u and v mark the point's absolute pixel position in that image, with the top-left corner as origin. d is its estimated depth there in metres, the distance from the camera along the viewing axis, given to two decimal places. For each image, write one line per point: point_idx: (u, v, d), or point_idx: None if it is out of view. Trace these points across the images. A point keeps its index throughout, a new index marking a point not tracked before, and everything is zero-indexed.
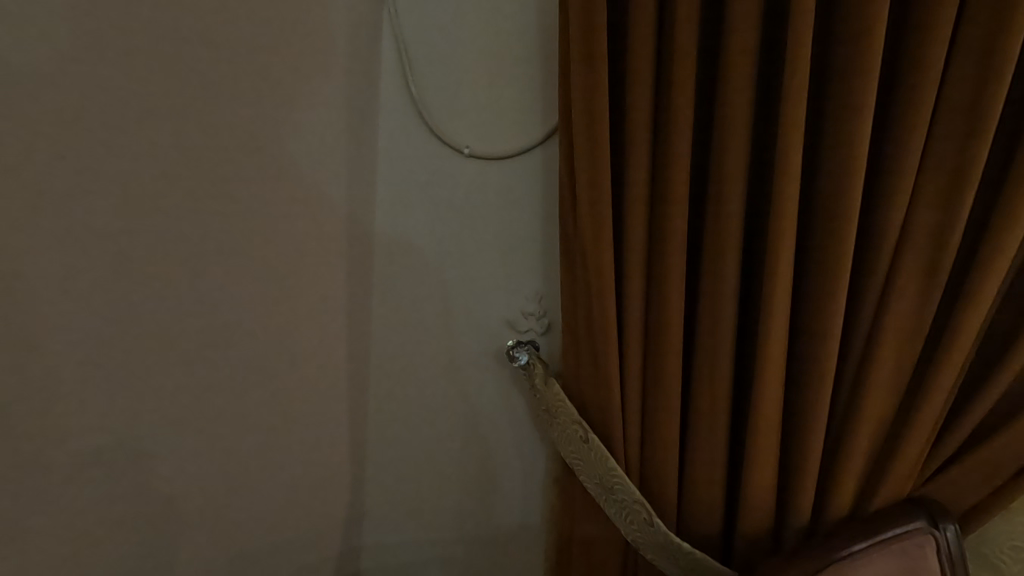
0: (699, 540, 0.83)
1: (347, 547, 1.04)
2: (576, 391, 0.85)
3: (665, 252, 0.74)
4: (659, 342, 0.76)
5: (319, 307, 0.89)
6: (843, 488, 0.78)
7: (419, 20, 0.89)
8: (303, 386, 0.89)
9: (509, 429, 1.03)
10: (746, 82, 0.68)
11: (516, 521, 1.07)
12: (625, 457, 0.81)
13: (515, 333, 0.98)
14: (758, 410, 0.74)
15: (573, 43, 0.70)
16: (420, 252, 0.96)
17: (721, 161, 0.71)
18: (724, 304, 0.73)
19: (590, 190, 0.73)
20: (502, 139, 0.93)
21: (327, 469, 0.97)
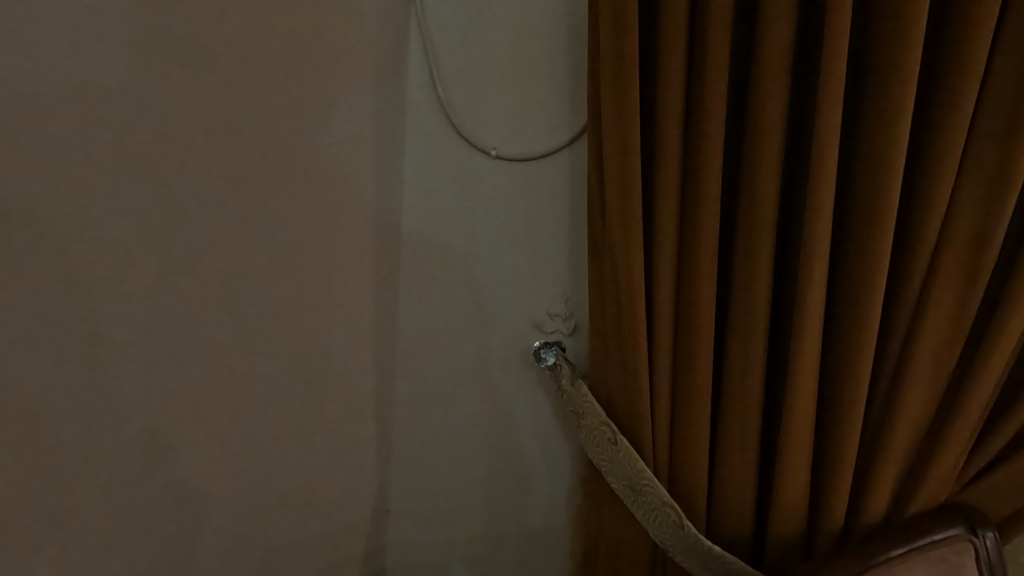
0: (730, 544, 0.82)
1: (373, 544, 1.05)
2: (604, 392, 0.85)
3: (696, 253, 0.73)
4: (690, 344, 0.76)
5: (348, 307, 0.90)
6: (877, 494, 0.77)
7: (447, 24, 0.91)
8: (334, 385, 0.90)
9: (535, 429, 1.03)
10: (781, 81, 0.67)
11: (542, 522, 1.07)
12: (654, 458, 0.81)
13: (541, 333, 0.98)
14: (791, 413, 0.73)
15: (605, 44, 0.70)
16: (448, 252, 0.97)
17: (755, 161, 0.70)
18: (757, 307, 0.73)
19: (621, 192, 0.73)
20: (530, 141, 0.93)
21: (355, 466, 0.98)
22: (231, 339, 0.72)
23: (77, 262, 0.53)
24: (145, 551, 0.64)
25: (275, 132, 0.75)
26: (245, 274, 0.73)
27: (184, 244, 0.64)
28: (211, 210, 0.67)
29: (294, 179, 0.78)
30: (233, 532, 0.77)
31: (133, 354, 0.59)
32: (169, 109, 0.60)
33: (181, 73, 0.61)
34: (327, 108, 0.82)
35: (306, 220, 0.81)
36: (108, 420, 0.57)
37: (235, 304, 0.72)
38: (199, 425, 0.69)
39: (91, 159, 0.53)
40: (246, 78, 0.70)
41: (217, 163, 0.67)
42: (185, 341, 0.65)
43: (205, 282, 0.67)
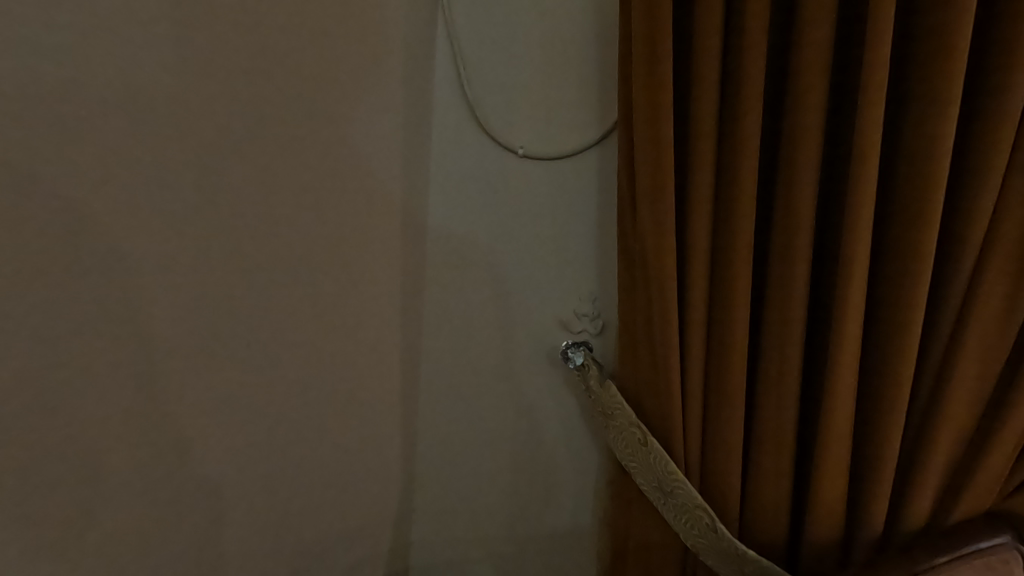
0: (764, 549, 0.81)
1: (398, 542, 1.06)
2: (633, 393, 0.84)
3: (731, 253, 0.72)
4: (723, 345, 0.75)
5: (374, 307, 0.91)
6: (919, 500, 0.75)
7: (474, 20, 0.90)
8: (359, 383, 0.91)
9: (562, 429, 1.03)
10: (820, 78, 0.66)
11: (569, 522, 1.07)
12: (686, 460, 0.80)
13: (568, 333, 0.98)
14: (829, 416, 0.72)
15: (638, 41, 0.70)
16: (475, 251, 0.96)
17: (793, 159, 0.69)
18: (794, 309, 0.71)
19: (653, 191, 0.72)
20: (558, 139, 0.92)
21: (380, 464, 0.98)
22: (258, 338, 0.73)
23: (93, 260, 0.53)
24: (170, 545, 0.65)
25: (302, 132, 0.75)
26: (273, 273, 0.74)
27: (208, 242, 0.64)
28: (240, 209, 0.68)
29: (322, 178, 0.79)
30: (258, 527, 0.78)
31: (156, 350, 0.60)
32: (189, 108, 0.60)
33: (203, 71, 0.62)
34: (355, 108, 0.82)
35: (333, 220, 0.82)
36: (132, 417, 0.58)
37: (261, 302, 0.73)
38: (224, 421, 0.69)
39: (107, 155, 0.53)
40: (272, 80, 0.71)
41: (244, 162, 0.67)
42: (212, 339, 0.66)
43: (230, 280, 0.68)
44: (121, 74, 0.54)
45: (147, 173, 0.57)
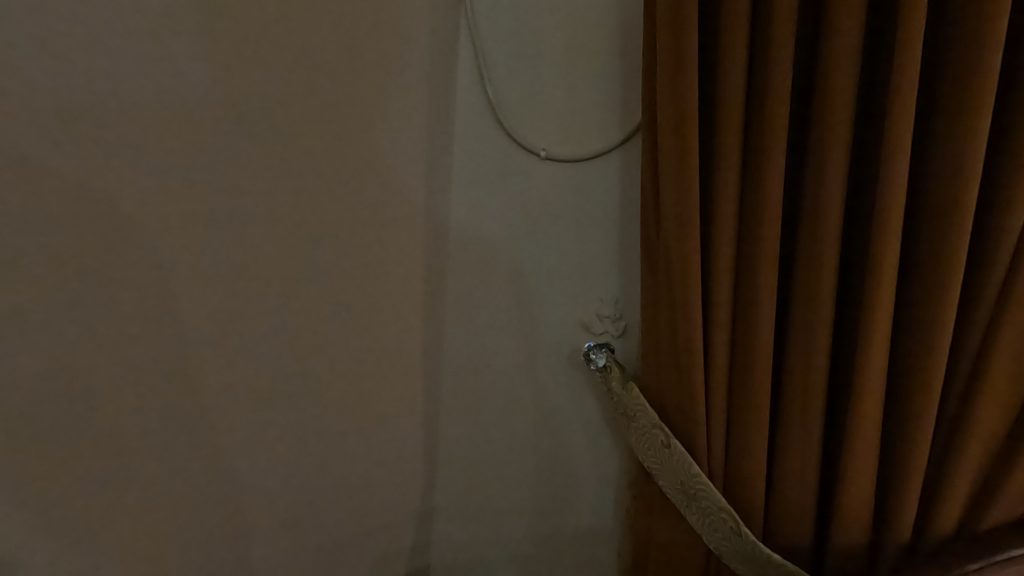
0: (789, 552, 0.81)
1: (420, 540, 1.07)
2: (656, 395, 0.85)
3: (757, 257, 0.72)
4: (749, 349, 0.75)
5: (397, 309, 0.92)
6: (949, 506, 0.74)
7: (496, 21, 0.90)
8: (383, 383, 0.93)
9: (584, 430, 1.03)
10: (848, 79, 0.66)
11: (590, 523, 1.07)
12: (709, 463, 0.80)
13: (590, 335, 0.98)
14: (857, 420, 0.72)
15: (663, 46, 0.70)
16: (498, 252, 0.97)
17: (820, 163, 0.69)
18: (821, 313, 0.71)
19: (677, 194, 0.72)
20: (581, 142, 0.93)
21: (403, 463, 1.00)
22: (283, 338, 0.75)
23: (103, 267, 0.53)
24: (195, 543, 0.67)
25: (326, 136, 0.77)
26: (303, 275, 0.76)
27: (231, 246, 0.66)
28: (269, 214, 0.70)
29: (346, 181, 0.81)
30: (287, 519, 0.80)
31: (175, 354, 0.61)
32: (210, 116, 0.61)
33: (229, 77, 0.63)
34: (378, 113, 0.83)
35: (357, 223, 0.83)
36: (154, 419, 0.59)
37: (285, 303, 0.74)
38: (246, 419, 0.71)
39: (115, 160, 0.52)
40: (297, 85, 0.72)
41: (268, 166, 0.69)
42: (238, 339, 0.68)
43: (255, 282, 0.69)
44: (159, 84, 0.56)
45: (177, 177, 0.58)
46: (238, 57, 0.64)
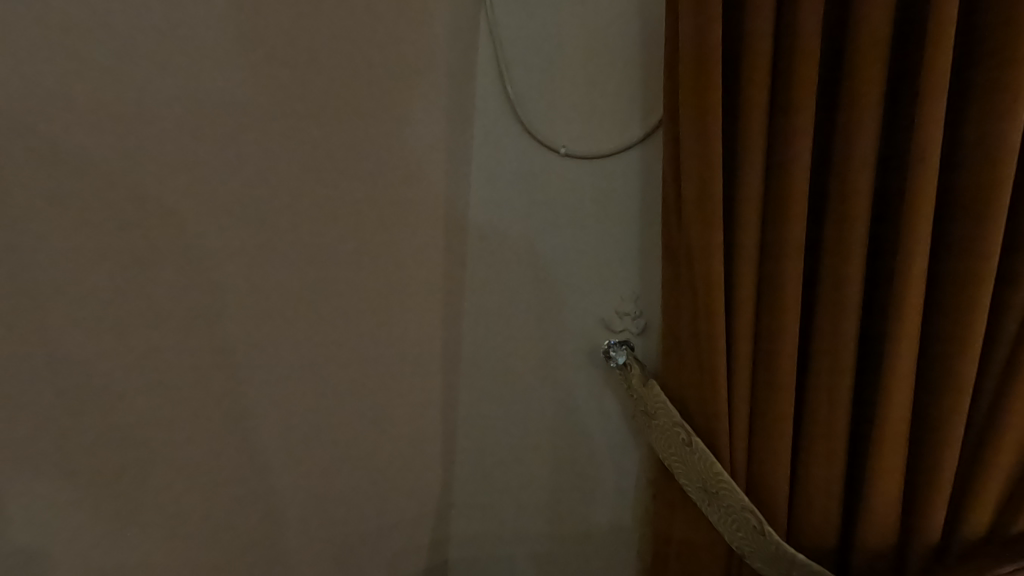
0: (814, 553, 0.79)
1: (438, 535, 1.08)
2: (676, 393, 0.84)
3: (782, 252, 0.72)
4: (773, 346, 0.74)
5: (416, 305, 0.93)
6: (980, 508, 0.73)
7: (518, 19, 0.92)
8: (403, 379, 0.93)
9: (603, 429, 1.03)
10: (879, 71, 0.66)
11: (610, 522, 1.06)
12: (731, 462, 0.79)
13: (609, 333, 0.98)
14: (886, 415, 0.71)
15: (686, 41, 0.70)
16: (517, 249, 0.97)
17: (849, 156, 0.69)
18: (847, 309, 0.71)
19: (699, 190, 0.72)
20: (602, 137, 0.92)
21: (423, 458, 1.01)
22: (304, 334, 0.76)
23: (137, 260, 0.54)
24: (221, 535, 0.68)
25: (347, 134, 0.77)
26: (327, 273, 0.78)
27: (258, 244, 0.67)
28: (294, 212, 0.71)
29: (368, 179, 0.82)
30: (310, 513, 0.82)
31: (204, 347, 0.62)
32: (240, 113, 0.62)
33: (258, 75, 0.64)
34: (398, 111, 0.84)
35: (376, 221, 0.84)
36: (180, 414, 0.60)
37: (308, 299, 0.76)
38: (268, 415, 0.72)
39: (149, 155, 0.54)
40: (320, 83, 0.73)
41: (291, 163, 0.70)
42: (263, 333, 0.69)
43: (277, 278, 0.70)
44: (194, 82, 0.57)
45: (207, 173, 0.59)
46: (266, 56, 0.65)
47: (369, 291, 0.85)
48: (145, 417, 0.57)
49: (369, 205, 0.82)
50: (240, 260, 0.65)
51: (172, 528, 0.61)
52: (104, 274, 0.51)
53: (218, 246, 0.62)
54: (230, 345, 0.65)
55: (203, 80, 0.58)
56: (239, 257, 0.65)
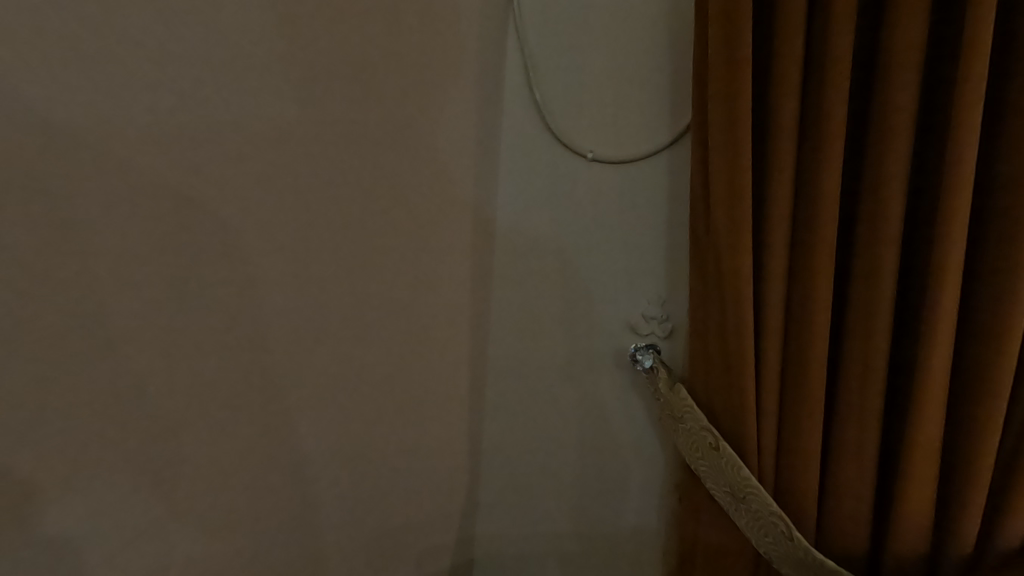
0: (843, 558, 0.80)
1: (464, 534, 1.09)
2: (703, 397, 0.84)
3: (812, 259, 0.72)
4: (803, 351, 0.74)
5: (443, 307, 0.94)
6: (1018, 519, 0.72)
7: (546, 24, 0.92)
8: (430, 379, 0.95)
9: (629, 430, 1.04)
10: (912, 77, 0.66)
11: (635, 523, 1.08)
12: (759, 467, 0.79)
13: (636, 336, 0.99)
14: (920, 421, 0.71)
15: (716, 47, 0.70)
16: (543, 252, 0.98)
17: (882, 162, 0.68)
18: (879, 316, 0.70)
19: (729, 196, 0.72)
20: (628, 143, 0.93)
21: (450, 457, 1.02)
22: (337, 335, 0.79)
23: (183, 265, 0.57)
24: (254, 527, 0.71)
25: (376, 142, 0.80)
26: (359, 277, 0.81)
27: (294, 249, 0.70)
28: (330, 219, 0.75)
29: (399, 185, 0.84)
30: (340, 508, 0.85)
31: (243, 347, 0.66)
32: (276, 124, 0.65)
33: (297, 87, 0.67)
34: (427, 119, 0.86)
35: (406, 225, 0.86)
36: (216, 410, 0.64)
37: (342, 301, 0.79)
38: (303, 411, 0.76)
39: (194, 166, 0.57)
40: (353, 92, 0.75)
41: (328, 171, 0.73)
42: (296, 334, 0.73)
43: (308, 283, 0.73)
44: (237, 94, 0.60)
45: (246, 183, 0.62)
46: (301, 68, 0.68)
47: (397, 294, 0.87)
48: (186, 412, 0.60)
49: (400, 210, 0.85)
50: (277, 263, 0.68)
51: (206, 521, 0.64)
52: (113, 277, 0.51)
53: (256, 253, 0.65)
54: (264, 344, 0.68)
55: (240, 93, 0.61)
56: (277, 262, 0.68)
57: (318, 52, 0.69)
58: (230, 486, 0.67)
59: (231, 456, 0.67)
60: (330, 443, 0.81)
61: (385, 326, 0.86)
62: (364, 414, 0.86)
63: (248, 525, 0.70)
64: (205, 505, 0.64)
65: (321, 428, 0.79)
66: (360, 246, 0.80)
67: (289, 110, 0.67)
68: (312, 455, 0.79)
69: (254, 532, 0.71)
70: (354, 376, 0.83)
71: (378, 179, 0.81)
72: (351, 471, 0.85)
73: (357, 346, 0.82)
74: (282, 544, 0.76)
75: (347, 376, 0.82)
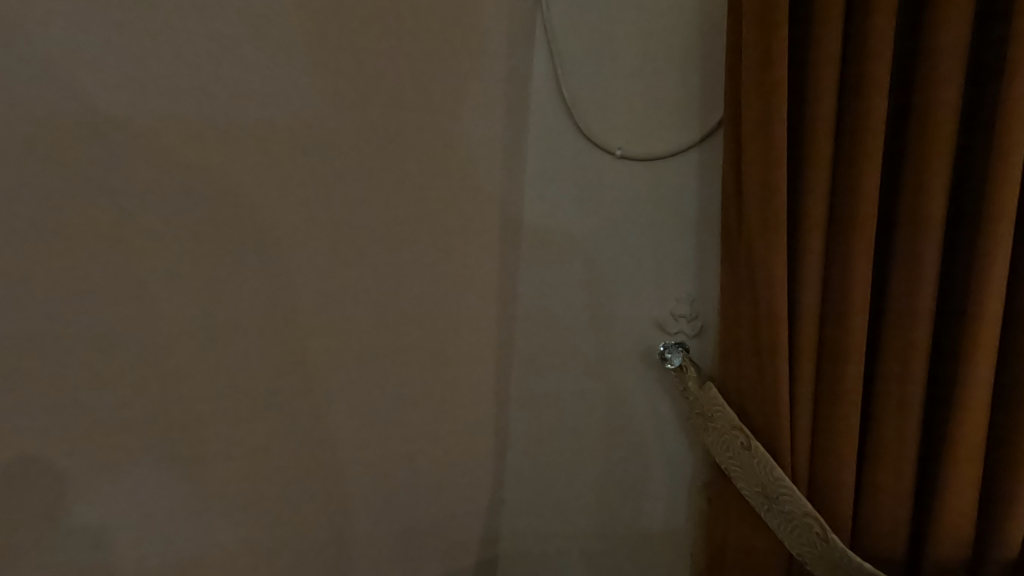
0: (881, 562, 0.78)
1: (490, 531, 1.10)
2: (735, 396, 0.84)
3: (850, 256, 0.71)
4: (839, 350, 0.73)
5: (469, 304, 0.95)
6: None
7: (573, 20, 0.91)
8: (454, 376, 0.95)
9: (656, 429, 1.03)
10: (956, 72, 0.64)
11: (663, 522, 1.07)
12: (792, 467, 0.78)
13: (664, 334, 0.98)
14: (962, 422, 0.69)
15: (751, 43, 0.70)
16: (571, 249, 0.98)
17: (923, 158, 0.67)
18: (920, 314, 0.69)
19: (763, 194, 0.72)
20: (656, 140, 0.93)
21: (474, 455, 1.02)
22: (367, 330, 0.80)
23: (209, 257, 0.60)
24: (282, 518, 0.73)
25: (402, 140, 0.80)
26: (386, 273, 0.82)
27: (323, 245, 0.72)
28: (360, 216, 0.76)
29: (426, 183, 0.85)
30: (368, 502, 0.86)
31: (271, 337, 0.68)
32: (303, 122, 0.67)
33: (325, 89, 0.69)
34: (454, 118, 0.86)
35: (434, 222, 0.87)
36: (243, 398, 0.66)
37: (371, 297, 0.80)
38: (334, 403, 0.77)
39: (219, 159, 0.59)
40: (379, 91, 0.76)
41: (359, 170, 0.75)
42: (327, 330, 0.74)
43: (337, 279, 0.74)
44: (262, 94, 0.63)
45: (274, 179, 0.65)
46: (326, 67, 0.69)
47: (423, 291, 0.88)
48: (212, 401, 0.62)
49: (426, 206, 0.85)
50: (304, 258, 0.69)
51: (235, 508, 0.66)
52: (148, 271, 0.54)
53: (290, 247, 0.68)
54: (292, 337, 0.70)
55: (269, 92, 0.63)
56: (308, 256, 0.70)
57: (343, 51, 0.71)
58: (258, 475, 0.69)
59: (258, 447, 0.68)
60: (358, 437, 0.82)
61: (411, 322, 0.87)
62: (391, 409, 0.87)
63: (275, 513, 0.72)
64: (238, 491, 0.66)
65: (346, 421, 0.80)
66: (389, 242, 0.81)
67: (313, 107, 0.68)
68: (343, 448, 0.80)
69: (282, 521, 0.73)
70: (382, 371, 0.84)
71: (401, 172, 0.81)
72: (377, 463, 0.86)
73: (384, 341, 0.83)
74: (313, 535, 0.78)
75: (375, 371, 0.83)
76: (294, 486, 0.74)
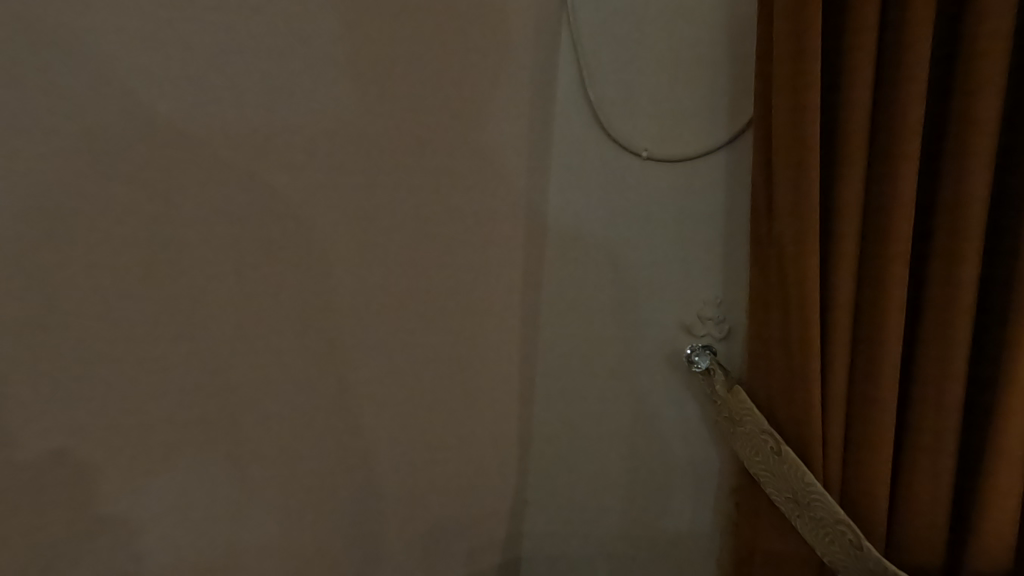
0: (917, 570, 0.76)
1: (513, 532, 1.10)
2: (764, 400, 0.83)
3: (885, 258, 0.70)
4: (874, 355, 0.72)
5: (493, 305, 0.95)
6: None
7: (600, 21, 0.91)
8: (478, 376, 0.96)
9: (682, 431, 1.02)
10: (998, 72, 0.63)
11: (689, 525, 1.06)
12: (825, 473, 0.77)
13: (690, 336, 0.97)
14: (1002, 429, 0.68)
15: (783, 43, 0.69)
16: (596, 250, 0.98)
17: (963, 160, 0.66)
18: (959, 318, 0.68)
19: (794, 195, 0.71)
20: (684, 141, 0.92)
21: (498, 455, 1.02)
22: (393, 331, 0.81)
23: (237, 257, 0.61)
24: (310, 514, 0.74)
25: (428, 143, 0.81)
26: (412, 274, 0.82)
27: (351, 249, 0.73)
28: (387, 219, 0.77)
29: (451, 185, 0.85)
30: (393, 500, 0.87)
31: (302, 338, 0.69)
32: (332, 126, 0.68)
33: (354, 94, 0.70)
34: (481, 121, 0.87)
35: (459, 224, 0.87)
36: (274, 398, 0.67)
37: (397, 298, 0.81)
38: (361, 402, 0.78)
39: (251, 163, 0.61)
40: (406, 95, 0.77)
41: (388, 174, 0.76)
42: (355, 331, 0.76)
43: (364, 282, 0.75)
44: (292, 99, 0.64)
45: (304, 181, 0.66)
46: (355, 72, 0.70)
47: (448, 292, 0.88)
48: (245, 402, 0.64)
49: (451, 207, 0.86)
50: (334, 259, 0.71)
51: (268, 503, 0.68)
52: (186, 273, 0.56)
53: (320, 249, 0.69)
54: (322, 338, 0.71)
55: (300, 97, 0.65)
56: (338, 259, 0.71)
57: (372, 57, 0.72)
58: (287, 473, 0.70)
59: (289, 444, 0.70)
60: (384, 436, 0.83)
61: (436, 323, 0.88)
62: (416, 408, 0.87)
63: (305, 510, 0.73)
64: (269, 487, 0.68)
65: (371, 420, 0.81)
66: (415, 244, 0.82)
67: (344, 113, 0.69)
68: (370, 447, 0.81)
69: (312, 517, 0.74)
70: (408, 372, 0.85)
71: (426, 174, 0.81)
72: (401, 462, 0.87)
73: (409, 340, 0.84)
74: (341, 531, 0.79)
75: (401, 372, 0.84)
76: (322, 484, 0.75)
